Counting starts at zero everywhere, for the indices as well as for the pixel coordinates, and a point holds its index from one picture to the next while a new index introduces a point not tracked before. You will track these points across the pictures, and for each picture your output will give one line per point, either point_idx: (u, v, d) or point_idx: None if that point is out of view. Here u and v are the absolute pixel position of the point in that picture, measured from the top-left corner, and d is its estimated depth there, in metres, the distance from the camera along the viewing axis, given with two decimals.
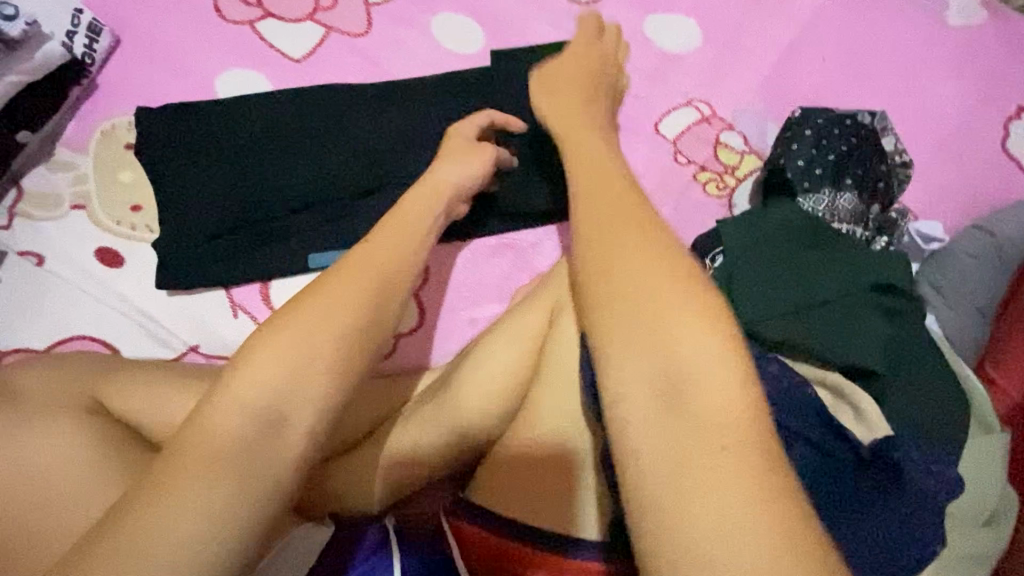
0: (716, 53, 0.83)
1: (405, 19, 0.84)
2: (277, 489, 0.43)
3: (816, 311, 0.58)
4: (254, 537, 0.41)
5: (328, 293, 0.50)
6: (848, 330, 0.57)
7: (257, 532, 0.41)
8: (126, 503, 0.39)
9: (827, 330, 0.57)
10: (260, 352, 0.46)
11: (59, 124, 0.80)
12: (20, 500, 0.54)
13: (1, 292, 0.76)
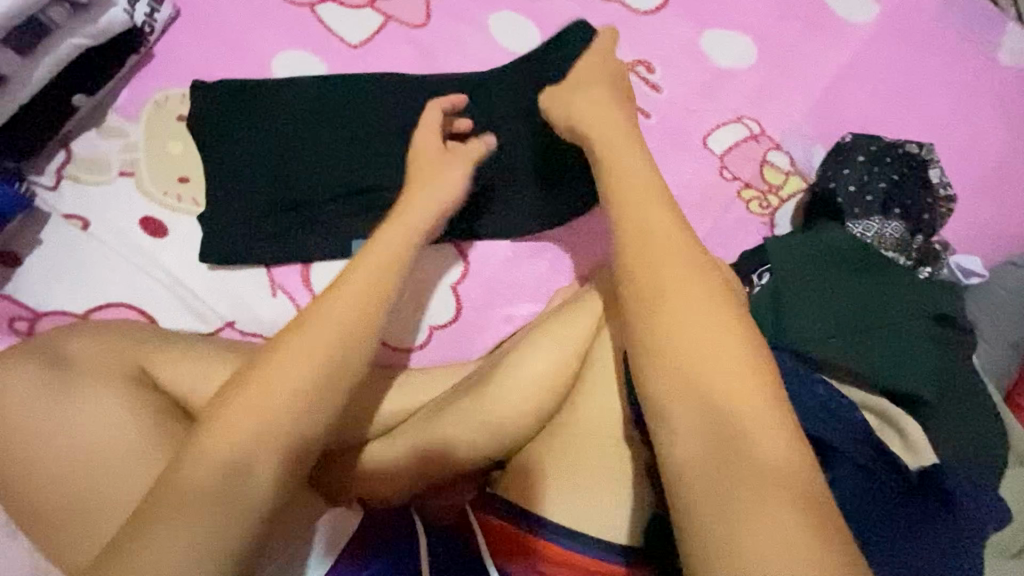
0: (769, 73, 0.83)
1: (464, 14, 0.84)
2: None
3: (863, 336, 0.59)
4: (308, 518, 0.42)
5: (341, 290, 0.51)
6: (893, 356, 0.58)
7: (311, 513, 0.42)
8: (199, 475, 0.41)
9: (874, 356, 0.58)
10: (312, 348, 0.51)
11: (113, 90, 0.80)
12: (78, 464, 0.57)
13: (45, 254, 0.77)
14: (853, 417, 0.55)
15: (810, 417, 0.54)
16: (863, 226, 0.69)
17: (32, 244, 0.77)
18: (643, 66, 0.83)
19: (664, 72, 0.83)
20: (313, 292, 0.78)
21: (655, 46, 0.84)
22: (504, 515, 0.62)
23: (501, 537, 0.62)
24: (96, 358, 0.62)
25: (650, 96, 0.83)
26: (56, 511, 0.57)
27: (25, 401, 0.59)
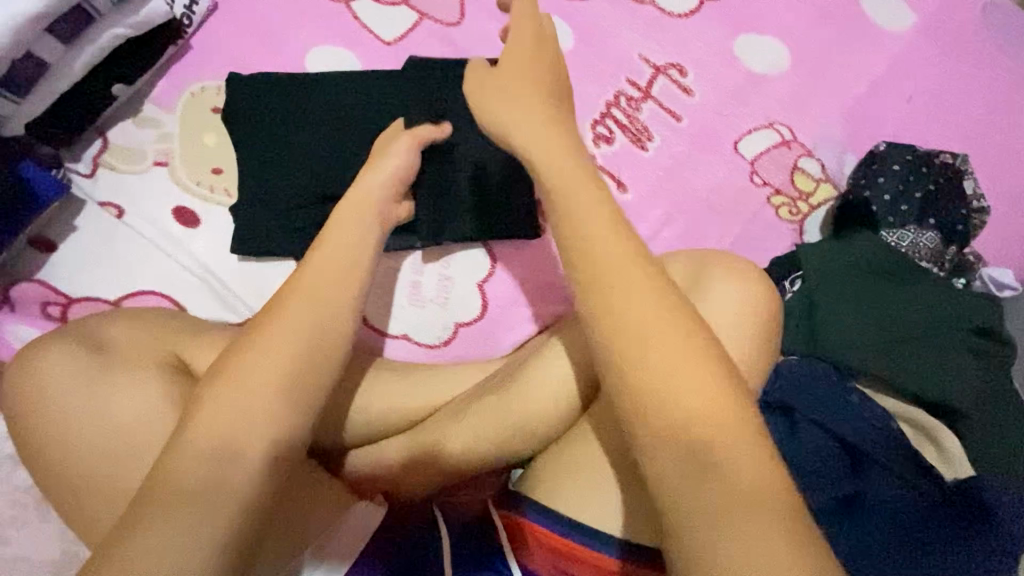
0: (803, 79, 0.83)
1: (498, 14, 0.85)
2: None
3: (898, 346, 0.59)
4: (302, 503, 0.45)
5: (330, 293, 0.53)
6: (931, 368, 0.58)
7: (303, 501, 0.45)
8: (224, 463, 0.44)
9: (910, 365, 0.58)
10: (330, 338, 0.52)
11: (151, 81, 0.81)
12: (117, 448, 0.58)
13: (80, 240, 0.78)
14: (886, 426, 0.54)
15: (841, 425, 0.54)
16: (897, 236, 0.69)
17: (66, 230, 0.78)
18: (674, 70, 0.83)
19: (695, 76, 0.83)
20: None
21: (687, 50, 0.83)
22: (531, 514, 0.63)
23: (527, 534, 0.62)
24: (132, 345, 0.63)
25: (681, 99, 0.83)
26: (95, 493, 0.58)
27: (63, 384, 0.59)
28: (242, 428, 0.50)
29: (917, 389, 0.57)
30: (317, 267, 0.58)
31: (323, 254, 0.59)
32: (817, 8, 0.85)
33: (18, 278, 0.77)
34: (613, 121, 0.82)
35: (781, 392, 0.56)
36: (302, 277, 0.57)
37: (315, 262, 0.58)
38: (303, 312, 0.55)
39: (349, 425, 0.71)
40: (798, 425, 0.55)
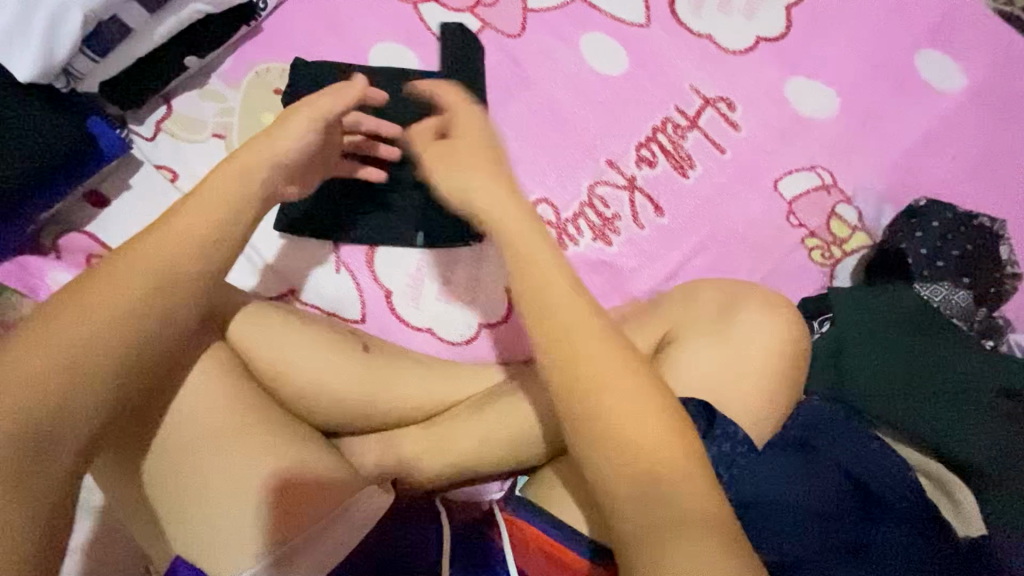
0: (851, 126, 0.84)
1: (558, 30, 0.87)
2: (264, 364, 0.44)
3: (922, 399, 0.59)
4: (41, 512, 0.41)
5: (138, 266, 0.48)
6: (958, 424, 0.57)
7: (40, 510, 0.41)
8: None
9: (931, 419, 0.58)
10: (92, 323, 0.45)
11: (221, 58, 0.84)
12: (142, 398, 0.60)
13: (134, 200, 0.81)
14: (905, 475, 0.54)
15: (860, 469, 0.54)
16: (930, 290, 0.68)
17: (122, 188, 0.81)
18: (724, 104, 0.85)
19: (743, 112, 0.85)
20: (373, 271, 0.83)
21: (738, 85, 0.85)
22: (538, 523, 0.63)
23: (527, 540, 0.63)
24: None
25: (727, 132, 0.84)
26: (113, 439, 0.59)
27: None
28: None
29: (936, 442, 0.57)
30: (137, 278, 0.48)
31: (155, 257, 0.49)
32: (871, 59, 0.85)
33: (70, 228, 0.80)
34: (657, 146, 0.84)
35: (800, 428, 0.56)
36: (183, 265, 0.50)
37: (161, 261, 0.49)
38: (119, 289, 0.47)
39: (363, 410, 0.72)
40: (817, 467, 0.54)
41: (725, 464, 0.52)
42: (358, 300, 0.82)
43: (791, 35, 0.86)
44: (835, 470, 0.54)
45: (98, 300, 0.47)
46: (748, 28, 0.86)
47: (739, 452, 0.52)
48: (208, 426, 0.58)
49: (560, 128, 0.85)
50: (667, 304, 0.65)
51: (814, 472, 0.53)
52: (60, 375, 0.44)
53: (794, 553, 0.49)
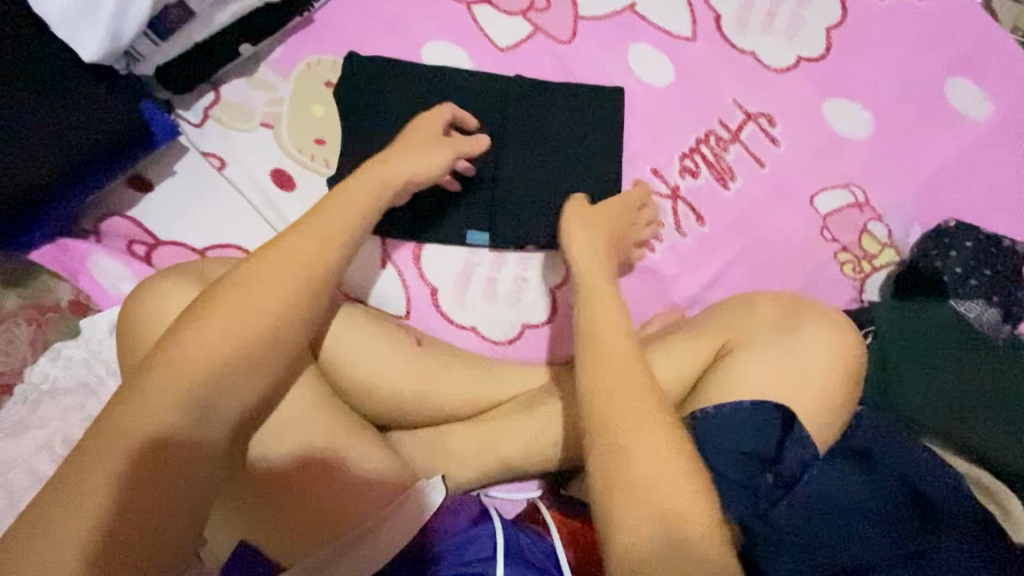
0: (883, 147, 0.88)
1: (607, 39, 0.88)
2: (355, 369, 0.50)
3: (968, 407, 0.64)
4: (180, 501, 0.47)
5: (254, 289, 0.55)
6: (1005, 431, 0.62)
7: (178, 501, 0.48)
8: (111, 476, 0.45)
9: (978, 425, 0.63)
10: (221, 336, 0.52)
11: (271, 47, 0.84)
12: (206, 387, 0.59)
13: (178, 186, 0.80)
14: (956, 482, 0.58)
15: (919, 478, 0.58)
16: (965, 306, 0.73)
17: (166, 173, 0.80)
18: (765, 119, 0.88)
19: (784, 128, 0.88)
20: (420, 268, 0.84)
21: (780, 103, 0.88)
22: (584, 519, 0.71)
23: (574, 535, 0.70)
24: None
25: (767, 147, 0.87)
26: None
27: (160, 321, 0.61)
28: (136, 501, 0.45)
29: (986, 447, 0.62)
30: (267, 294, 0.55)
31: (286, 277, 0.56)
32: (904, 85, 0.89)
33: (112, 212, 0.78)
34: (700, 157, 0.87)
35: (861, 438, 0.61)
36: (298, 278, 0.56)
37: (286, 284, 0.56)
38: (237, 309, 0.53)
39: (416, 404, 0.74)
40: (877, 473, 0.58)
41: (797, 467, 0.56)
42: (404, 296, 0.83)
43: (830, 57, 0.89)
44: (896, 478, 0.58)
45: (240, 314, 0.53)
46: (790, 48, 0.89)
47: (811, 457, 0.57)
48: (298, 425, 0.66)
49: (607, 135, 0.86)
50: (724, 311, 0.70)
51: (876, 479, 0.57)
52: (195, 382, 0.50)
53: (862, 556, 0.53)
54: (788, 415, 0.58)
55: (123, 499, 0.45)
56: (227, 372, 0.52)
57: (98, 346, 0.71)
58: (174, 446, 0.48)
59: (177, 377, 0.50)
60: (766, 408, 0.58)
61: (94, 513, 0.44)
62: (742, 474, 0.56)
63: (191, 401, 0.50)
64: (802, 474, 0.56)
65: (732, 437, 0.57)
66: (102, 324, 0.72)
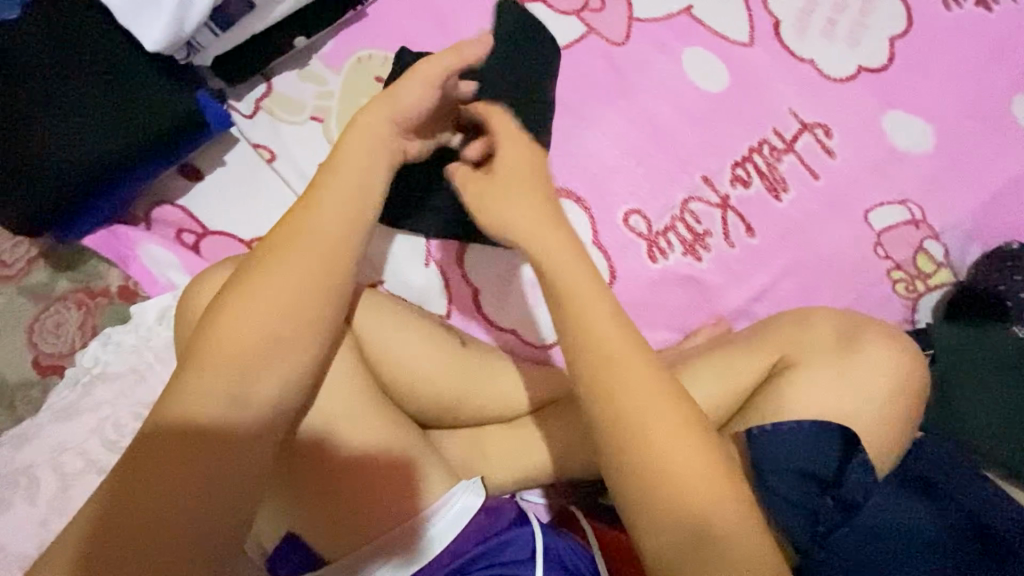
0: (944, 164, 0.85)
1: (662, 42, 0.86)
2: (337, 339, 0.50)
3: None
4: (229, 492, 0.47)
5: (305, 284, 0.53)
6: None
7: (227, 489, 0.47)
8: (167, 467, 0.45)
9: None
10: (272, 330, 0.51)
11: (324, 39, 0.83)
12: None
13: (228, 178, 0.80)
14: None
15: (985, 512, 0.57)
16: None
17: (216, 164, 0.80)
18: (821, 130, 0.85)
19: (840, 140, 0.85)
20: (463, 268, 0.83)
21: (837, 114, 0.86)
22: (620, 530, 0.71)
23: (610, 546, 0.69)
24: None
25: (822, 159, 0.85)
26: None
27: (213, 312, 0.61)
28: (198, 492, 0.45)
29: None
30: (299, 289, 0.52)
31: (316, 270, 0.53)
32: (968, 101, 0.86)
33: (162, 200, 0.79)
34: (752, 167, 0.85)
35: (921, 466, 0.61)
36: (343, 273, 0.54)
37: (322, 277, 0.54)
38: (280, 302, 0.52)
39: (457, 406, 0.74)
40: (940, 502, 0.58)
41: (860, 493, 0.56)
42: (445, 296, 0.83)
43: (892, 69, 0.86)
44: (959, 509, 0.57)
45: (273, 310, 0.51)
46: (851, 58, 0.87)
47: (873, 483, 0.56)
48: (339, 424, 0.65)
49: (658, 140, 0.85)
50: (777, 327, 0.69)
51: (936, 509, 0.57)
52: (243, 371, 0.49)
53: None
54: (852, 437, 0.57)
55: (174, 504, 0.45)
56: (267, 373, 0.50)
57: (147, 333, 0.72)
58: (230, 438, 0.48)
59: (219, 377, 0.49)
60: (829, 429, 0.57)
61: (156, 502, 0.44)
62: (804, 497, 0.55)
63: (234, 402, 0.48)
64: (863, 500, 0.56)
65: (791, 457, 0.56)
66: (152, 312, 0.73)
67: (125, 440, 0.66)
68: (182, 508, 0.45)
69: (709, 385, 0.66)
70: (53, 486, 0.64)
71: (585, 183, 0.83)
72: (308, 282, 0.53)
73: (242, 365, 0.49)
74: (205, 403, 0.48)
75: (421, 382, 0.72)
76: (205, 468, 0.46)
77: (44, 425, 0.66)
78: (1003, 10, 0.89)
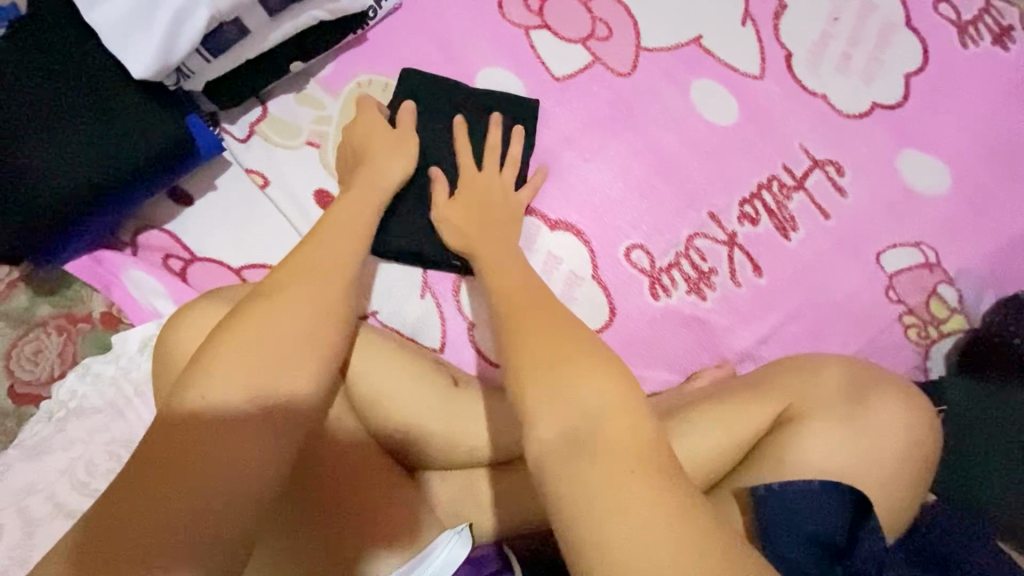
0: (960, 206, 0.82)
1: (671, 74, 0.84)
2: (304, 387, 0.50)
3: None
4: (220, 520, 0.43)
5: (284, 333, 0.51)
6: None
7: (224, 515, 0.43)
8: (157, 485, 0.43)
9: None
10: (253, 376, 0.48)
11: (322, 64, 0.80)
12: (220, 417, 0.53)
13: (220, 202, 0.78)
14: None
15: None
16: None
17: (207, 188, 0.78)
18: (832, 167, 0.83)
19: (852, 178, 0.82)
20: (458, 301, 0.80)
21: (850, 151, 0.83)
22: None
23: None
24: None
25: (834, 198, 0.82)
26: None
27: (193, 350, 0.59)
28: (192, 514, 0.42)
29: None
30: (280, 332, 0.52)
31: None
32: (985, 141, 0.83)
33: (149, 224, 0.76)
34: (761, 204, 0.82)
35: (935, 534, 0.58)
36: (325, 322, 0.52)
37: (302, 322, 0.52)
38: (266, 354, 0.49)
39: (448, 449, 0.71)
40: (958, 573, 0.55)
41: (872, 564, 0.53)
42: (439, 330, 0.80)
43: (907, 105, 0.84)
44: None
45: (252, 347, 0.49)
46: (864, 94, 0.84)
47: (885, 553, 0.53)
48: None
49: (664, 174, 0.82)
50: (784, 376, 0.66)
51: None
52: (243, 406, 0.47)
53: None
54: (864, 500, 0.54)
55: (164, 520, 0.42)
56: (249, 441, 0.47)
57: (129, 364, 0.69)
58: (225, 463, 0.44)
59: (196, 428, 0.45)
60: (838, 491, 0.54)
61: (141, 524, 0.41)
62: (810, 563, 0.53)
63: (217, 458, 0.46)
64: (876, 573, 0.53)
65: (801, 522, 0.53)
66: (134, 341, 0.70)
67: (99, 481, 0.63)
68: (170, 536, 0.41)
69: (715, 439, 0.63)
70: (17, 532, 0.60)
71: (588, 217, 0.81)
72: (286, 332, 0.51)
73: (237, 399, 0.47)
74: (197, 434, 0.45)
75: (410, 423, 0.70)
76: (198, 493, 0.43)
77: (12, 464, 0.63)
78: (1021, 49, 0.86)
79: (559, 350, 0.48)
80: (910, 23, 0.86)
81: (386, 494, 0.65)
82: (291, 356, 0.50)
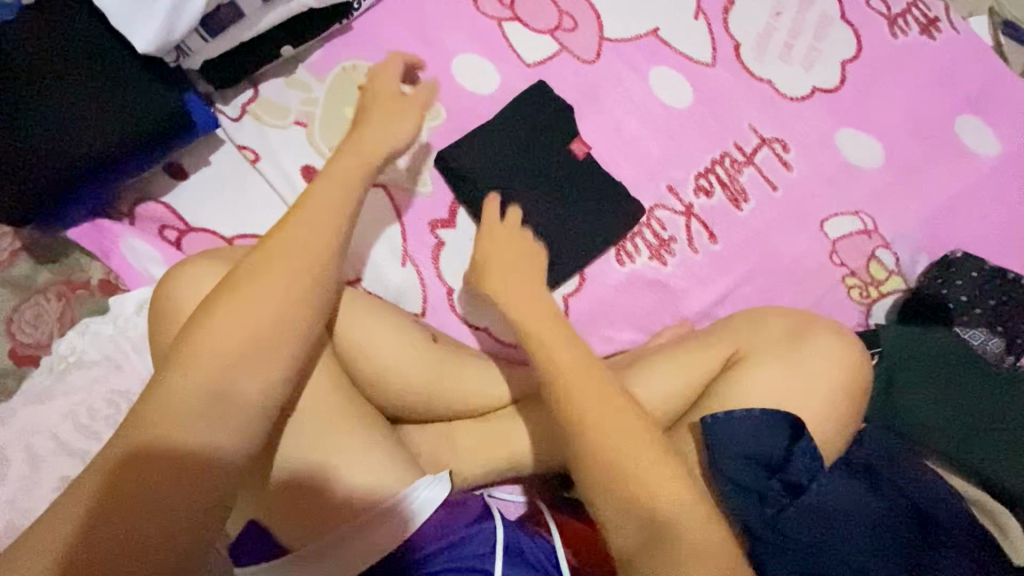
0: (894, 178, 0.90)
1: (632, 61, 0.92)
2: (293, 319, 0.56)
3: (978, 435, 0.68)
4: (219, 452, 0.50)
5: (268, 273, 0.57)
6: (1009, 458, 0.67)
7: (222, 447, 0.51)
8: (163, 420, 0.50)
9: (985, 452, 0.67)
10: (244, 311, 0.55)
11: (310, 50, 0.87)
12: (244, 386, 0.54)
13: (214, 177, 0.83)
14: (960, 509, 0.61)
15: (925, 496, 0.61)
16: (969, 333, 0.76)
17: (202, 163, 0.83)
18: (779, 145, 0.91)
19: (797, 155, 0.91)
20: (438, 268, 0.86)
21: (794, 131, 0.91)
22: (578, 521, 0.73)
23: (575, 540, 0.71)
24: None
25: (781, 172, 0.90)
26: None
27: (191, 297, 0.64)
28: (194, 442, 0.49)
29: (991, 474, 0.66)
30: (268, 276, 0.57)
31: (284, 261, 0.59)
32: (916, 121, 0.92)
33: (147, 197, 0.82)
34: (714, 178, 0.89)
35: (867, 455, 0.64)
36: (317, 269, 0.59)
37: (291, 264, 0.58)
38: (260, 291, 0.56)
39: (426, 401, 0.76)
40: (887, 491, 0.61)
41: (806, 477, 0.59)
42: (420, 295, 0.85)
43: (843, 90, 0.93)
44: (903, 497, 0.61)
45: (248, 299, 0.55)
46: (806, 80, 0.93)
47: (819, 468, 0.60)
48: (310, 410, 0.67)
49: (626, 151, 0.89)
50: (734, 325, 0.72)
51: (881, 495, 0.61)
52: (235, 349, 0.53)
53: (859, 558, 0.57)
54: (798, 424, 0.61)
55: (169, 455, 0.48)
56: (253, 376, 0.53)
57: (126, 323, 0.73)
58: (221, 395, 0.51)
59: (201, 366, 0.52)
60: (775, 416, 0.61)
61: (157, 458, 0.48)
62: (753, 480, 0.58)
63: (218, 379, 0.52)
64: (809, 482, 0.59)
65: (740, 441, 0.59)
66: (130, 303, 0.75)
67: (99, 426, 0.68)
68: (183, 464, 0.49)
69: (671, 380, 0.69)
70: (24, 467, 0.65)
71: None
72: (275, 276, 0.57)
73: (234, 339, 0.53)
74: (198, 366, 0.52)
75: (391, 375, 0.74)
76: (202, 419, 0.50)
77: (14, 410, 0.68)
78: (946, 39, 0.96)
79: (622, 453, 0.54)
80: (846, 17, 0.95)
81: (364, 443, 0.68)
82: (280, 317, 0.56)
